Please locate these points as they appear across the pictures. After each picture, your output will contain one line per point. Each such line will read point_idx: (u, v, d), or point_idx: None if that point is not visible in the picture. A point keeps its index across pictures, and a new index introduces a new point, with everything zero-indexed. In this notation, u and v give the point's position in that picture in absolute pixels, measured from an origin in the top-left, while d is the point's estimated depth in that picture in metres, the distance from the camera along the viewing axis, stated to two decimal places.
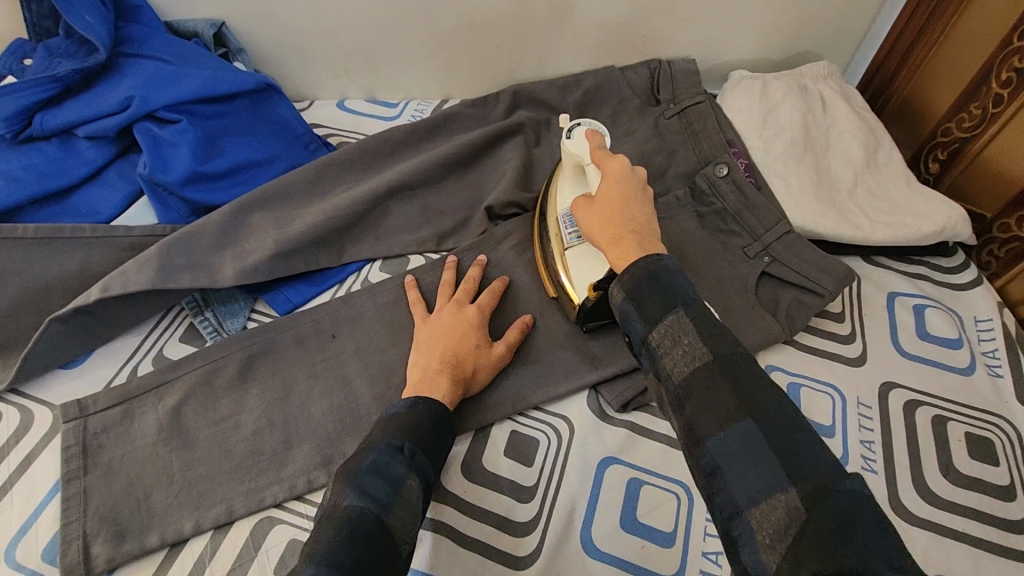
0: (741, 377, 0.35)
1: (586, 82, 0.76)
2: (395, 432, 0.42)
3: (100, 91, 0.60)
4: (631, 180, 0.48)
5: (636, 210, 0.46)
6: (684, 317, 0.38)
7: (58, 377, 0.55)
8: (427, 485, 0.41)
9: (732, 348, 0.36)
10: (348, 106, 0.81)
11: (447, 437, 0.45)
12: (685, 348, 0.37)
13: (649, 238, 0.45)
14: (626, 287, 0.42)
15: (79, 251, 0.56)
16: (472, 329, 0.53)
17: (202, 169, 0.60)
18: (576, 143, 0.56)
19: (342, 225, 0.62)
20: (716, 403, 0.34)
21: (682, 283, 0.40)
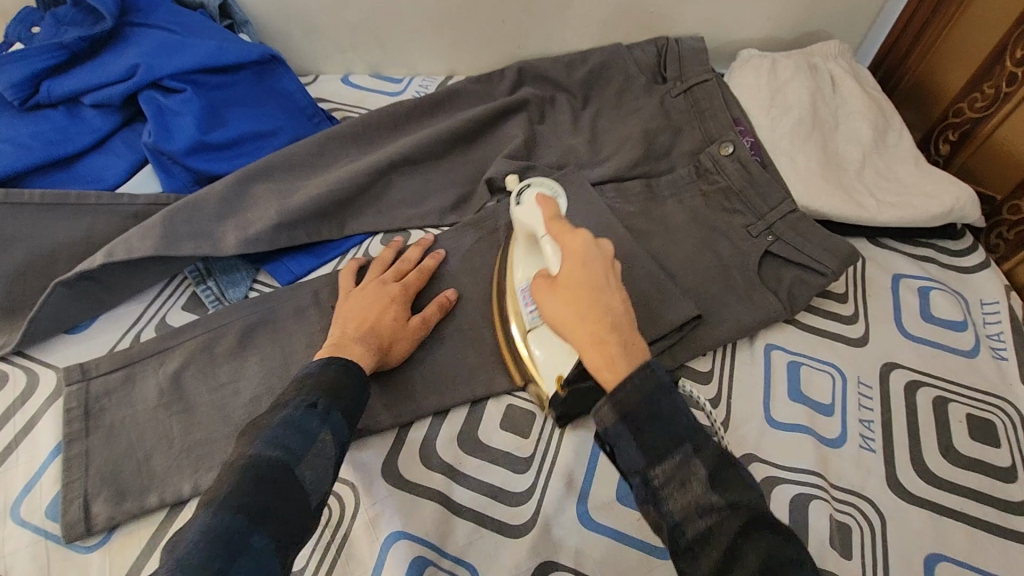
0: (765, 524, 0.33)
1: (592, 60, 0.76)
2: (309, 388, 0.42)
3: (107, 60, 0.61)
4: (597, 255, 0.42)
5: (610, 296, 0.40)
6: (698, 461, 0.36)
7: (62, 342, 0.56)
8: (343, 440, 0.41)
9: (742, 484, 0.35)
10: (352, 81, 0.81)
11: (364, 394, 0.45)
12: (698, 493, 0.35)
13: (630, 340, 0.39)
14: (618, 411, 0.37)
15: (84, 218, 0.56)
16: (393, 303, 0.54)
17: (206, 139, 0.60)
18: (525, 209, 0.50)
19: (344, 197, 0.62)
20: (740, 563, 0.32)
21: (686, 411, 0.37)
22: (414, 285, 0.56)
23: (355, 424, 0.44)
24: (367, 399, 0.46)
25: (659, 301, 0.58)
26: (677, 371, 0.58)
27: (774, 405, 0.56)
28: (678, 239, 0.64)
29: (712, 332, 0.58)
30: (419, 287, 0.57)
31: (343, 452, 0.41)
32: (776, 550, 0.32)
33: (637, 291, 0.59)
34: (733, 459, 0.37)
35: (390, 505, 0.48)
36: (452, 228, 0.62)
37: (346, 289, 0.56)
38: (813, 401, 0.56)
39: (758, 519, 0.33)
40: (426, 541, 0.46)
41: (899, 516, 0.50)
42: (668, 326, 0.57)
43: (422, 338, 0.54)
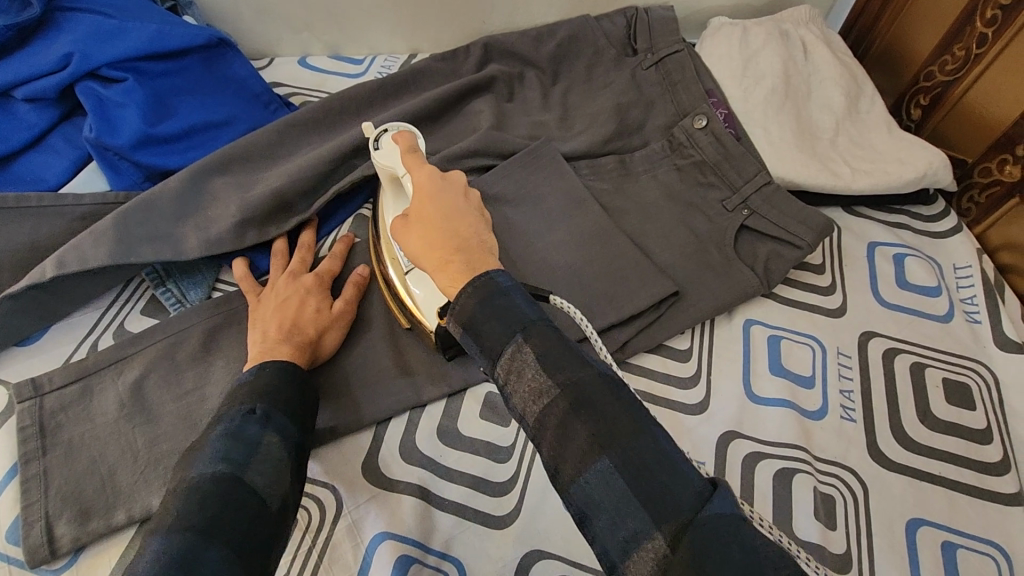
0: (595, 402, 0.31)
1: (560, 33, 0.73)
2: (247, 396, 0.41)
3: (39, 49, 0.56)
4: (447, 187, 0.44)
5: (455, 219, 0.41)
6: (528, 348, 0.34)
7: (12, 355, 0.52)
8: (295, 441, 0.40)
9: (576, 361, 0.33)
10: (310, 63, 0.77)
11: (310, 395, 0.44)
12: (529, 379, 0.33)
13: (481, 256, 0.39)
14: (460, 316, 0.36)
15: (28, 223, 0.52)
16: (312, 293, 0.53)
17: (154, 131, 0.56)
18: (383, 154, 0.52)
19: (307, 188, 0.59)
20: (573, 439, 0.31)
21: (520, 304, 0.36)
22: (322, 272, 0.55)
23: (306, 426, 0.42)
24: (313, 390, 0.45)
25: (637, 281, 0.57)
26: (654, 350, 0.57)
27: (755, 380, 0.55)
28: (653, 217, 0.63)
29: (692, 309, 0.58)
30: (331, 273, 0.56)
31: (299, 454, 0.40)
32: (608, 425, 0.31)
33: (614, 272, 0.58)
34: (571, 341, 0.35)
35: (371, 505, 0.47)
36: None
37: (253, 294, 0.53)
38: (794, 374, 0.56)
39: (587, 394, 0.32)
40: (409, 540, 0.45)
41: (880, 484, 0.51)
42: (647, 304, 0.56)
43: (350, 321, 0.53)
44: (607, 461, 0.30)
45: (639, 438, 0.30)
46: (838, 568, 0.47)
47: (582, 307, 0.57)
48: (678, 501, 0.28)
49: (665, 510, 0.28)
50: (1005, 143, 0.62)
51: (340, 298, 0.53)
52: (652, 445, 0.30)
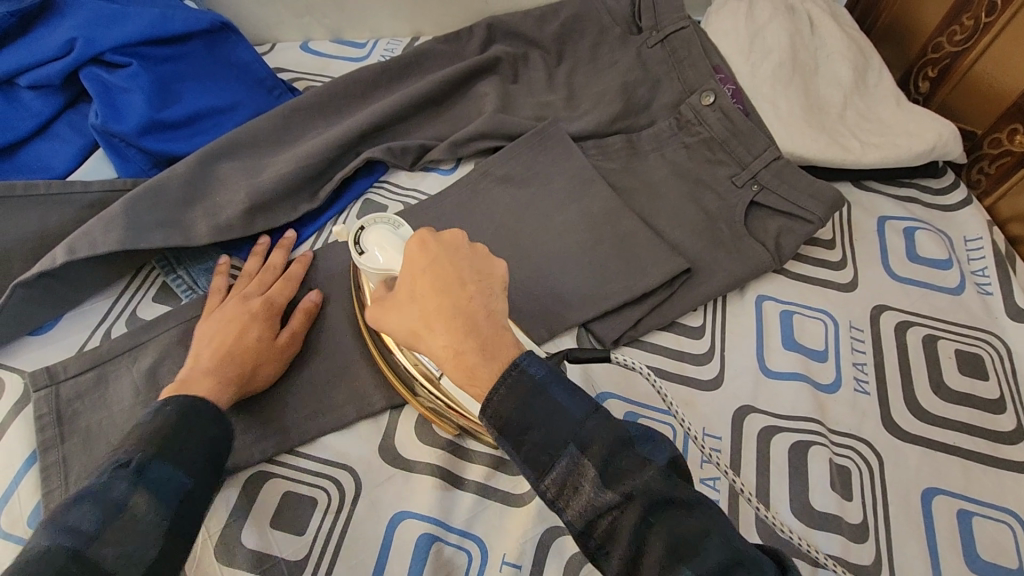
0: (665, 507, 0.31)
1: (564, 12, 0.73)
2: (132, 442, 0.37)
3: (41, 35, 0.55)
4: (447, 253, 0.41)
5: (458, 293, 0.38)
6: (586, 460, 0.33)
7: (27, 344, 0.52)
8: (180, 494, 0.36)
9: (636, 461, 0.33)
10: (312, 48, 0.76)
11: (216, 436, 0.40)
12: (590, 495, 0.32)
13: (492, 343, 0.37)
14: (496, 424, 0.34)
15: (35, 210, 0.52)
16: (254, 321, 0.49)
17: (160, 117, 0.56)
18: (372, 258, 0.45)
19: (315, 172, 0.59)
20: (651, 552, 0.31)
21: (564, 405, 0.34)
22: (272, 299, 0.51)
23: (207, 468, 0.38)
24: (227, 425, 0.41)
25: (647, 259, 0.57)
26: (667, 328, 0.57)
27: (768, 355, 0.55)
28: (662, 195, 0.63)
29: (703, 285, 0.58)
30: (284, 296, 0.52)
31: (183, 512, 0.35)
32: (682, 529, 0.31)
33: (625, 251, 0.58)
34: (624, 433, 0.35)
35: (390, 485, 0.47)
36: (430, 206, 0.62)
37: (207, 312, 0.51)
38: (807, 348, 0.56)
39: (657, 503, 0.31)
40: (429, 518, 0.45)
41: (894, 454, 0.51)
42: (658, 281, 0.56)
43: (290, 357, 0.50)
44: (689, 572, 0.29)
45: (712, 532, 0.31)
46: (855, 538, 0.47)
47: (593, 287, 0.57)
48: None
49: None
50: (1015, 113, 0.61)
51: (284, 329, 0.50)
52: (722, 527, 0.32)
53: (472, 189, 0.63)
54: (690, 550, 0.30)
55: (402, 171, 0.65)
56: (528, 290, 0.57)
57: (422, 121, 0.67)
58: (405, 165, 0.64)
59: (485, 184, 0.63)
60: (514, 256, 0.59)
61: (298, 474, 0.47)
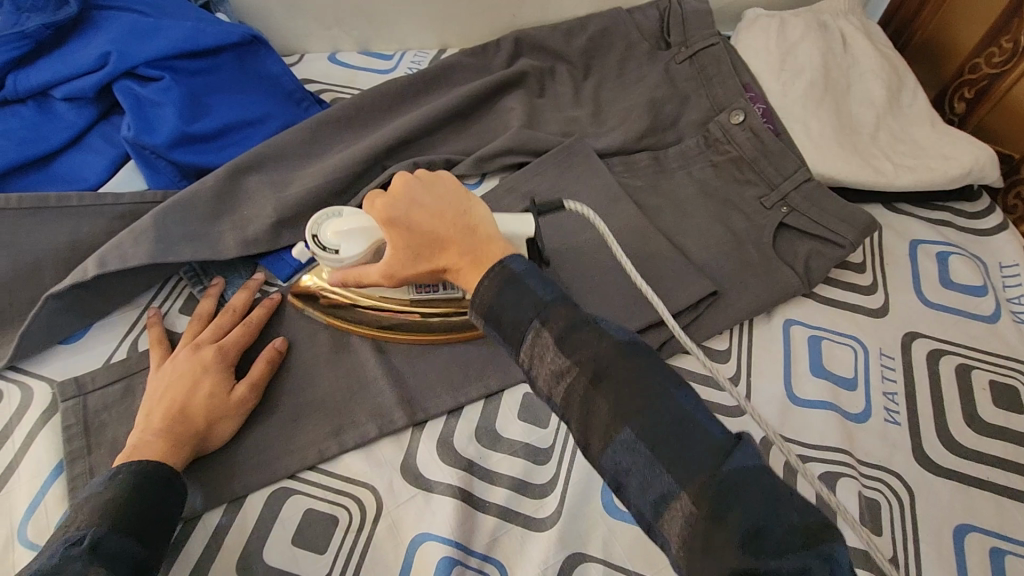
0: (617, 373, 0.35)
1: (592, 26, 0.72)
2: (81, 521, 0.38)
3: (76, 47, 0.55)
4: (430, 182, 0.45)
5: (437, 219, 0.43)
6: (547, 332, 0.37)
7: (57, 352, 0.52)
8: (132, 566, 0.38)
9: (594, 335, 0.37)
10: (340, 59, 0.76)
11: (167, 504, 0.42)
12: (553, 362, 0.37)
13: (481, 248, 0.42)
14: (483, 311, 0.40)
15: (69, 222, 0.53)
16: (206, 375, 0.48)
17: (191, 130, 0.56)
18: (349, 247, 0.48)
19: (341, 187, 0.60)
20: (598, 411, 0.35)
21: (533, 289, 0.39)
22: (229, 348, 0.50)
23: (153, 539, 0.40)
24: (180, 489, 0.43)
25: (673, 281, 0.57)
26: (693, 351, 0.56)
27: (796, 381, 0.54)
28: (688, 214, 0.62)
29: (729, 308, 0.57)
30: (237, 344, 0.51)
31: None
32: (626, 396, 0.34)
33: (650, 272, 0.58)
34: (587, 316, 0.38)
35: (411, 505, 0.47)
36: None
37: (156, 365, 0.50)
38: (836, 375, 0.55)
39: (605, 370, 0.35)
40: (452, 541, 0.45)
41: (926, 488, 0.50)
42: (684, 304, 0.56)
43: (249, 409, 0.49)
44: (629, 431, 0.33)
45: (655, 399, 0.34)
46: None
47: (617, 308, 0.56)
48: (698, 454, 0.32)
49: (683, 469, 0.32)
50: None
51: (243, 381, 0.49)
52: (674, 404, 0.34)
53: (496, 205, 0.63)
54: (629, 413, 0.34)
55: None
56: None
57: (448, 135, 0.67)
58: None
59: (510, 200, 0.63)
60: None
61: (321, 492, 0.47)
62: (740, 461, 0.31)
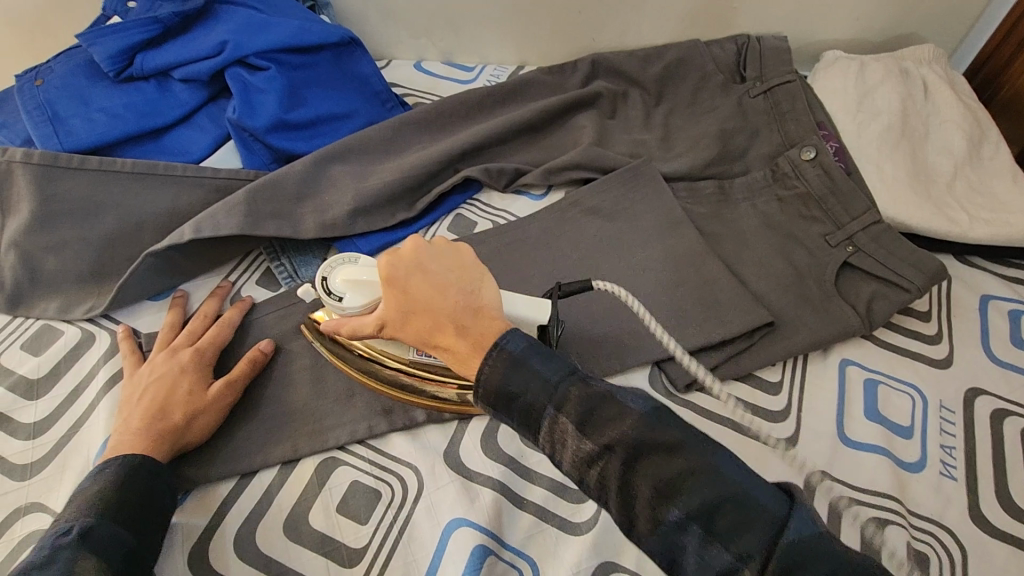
0: (646, 453, 0.35)
1: (668, 55, 0.74)
2: (71, 513, 0.41)
3: (198, 35, 0.61)
4: (434, 251, 0.46)
5: (442, 299, 0.43)
6: (562, 418, 0.38)
7: (145, 307, 0.57)
8: (123, 553, 0.40)
9: (616, 412, 0.37)
10: (425, 67, 0.80)
11: (157, 498, 0.44)
12: (575, 446, 0.37)
13: (479, 329, 0.42)
14: (489, 399, 0.41)
15: (172, 188, 0.57)
16: (183, 375, 0.49)
17: (288, 118, 0.61)
18: (352, 298, 0.48)
19: (415, 184, 0.63)
20: (638, 493, 0.35)
21: (539, 371, 0.39)
22: (203, 350, 0.52)
23: (146, 527, 0.42)
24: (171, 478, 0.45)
25: (729, 307, 0.57)
26: (743, 379, 0.56)
27: (848, 422, 0.53)
28: (749, 245, 0.62)
29: (785, 341, 0.56)
30: (214, 346, 0.53)
31: (124, 565, 0.39)
32: (666, 477, 0.34)
33: (704, 297, 0.58)
34: (599, 391, 0.38)
35: (451, 491, 0.48)
36: (516, 227, 0.64)
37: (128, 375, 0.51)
38: (891, 422, 0.53)
39: (637, 450, 0.35)
40: (486, 531, 0.45)
41: (980, 549, 0.47)
42: (738, 331, 0.56)
43: (226, 404, 0.50)
44: (675, 511, 0.34)
45: (697, 477, 0.34)
46: None
47: (670, 329, 0.57)
48: (749, 528, 0.32)
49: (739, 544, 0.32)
50: None
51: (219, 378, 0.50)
52: (710, 473, 0.34)
53: (560, 217, 0.65)
54: (672, 491, 0.34)
55: (495, 193, 0.68)
56: (604, 323, 0.58)
57: (519, 145, 0.70)
58: (499, 186, 0.67)
59: (573, 212, 0.65)
60: (595, 288, 0.60)
61: (367, 467, 0.49)
62: (798, 530, 0.32)
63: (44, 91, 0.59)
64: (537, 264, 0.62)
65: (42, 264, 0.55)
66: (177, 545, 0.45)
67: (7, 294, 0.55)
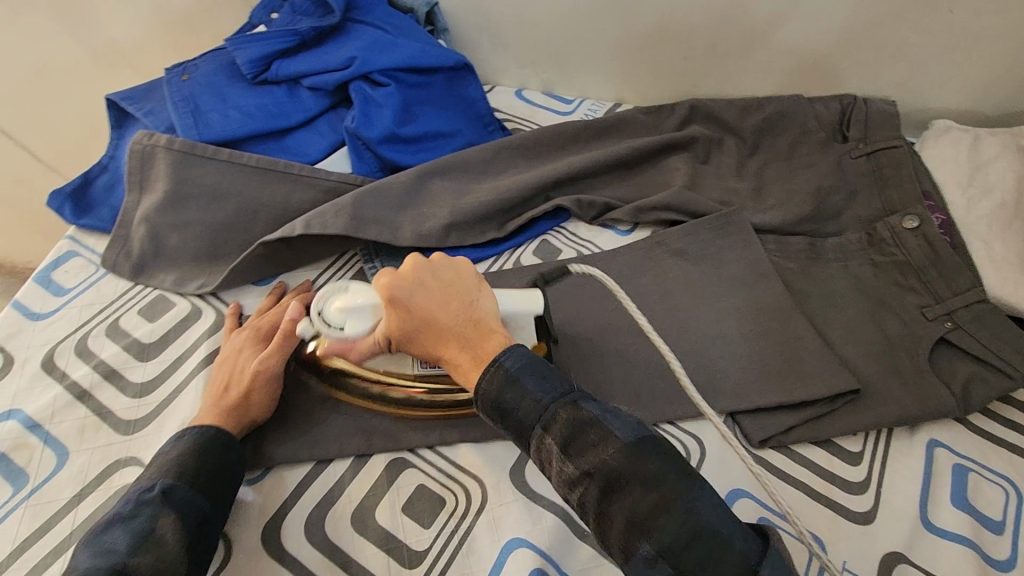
0: (626, 483, 0.36)
1: (770, 107, 0.74)
2: (155, 471, 0.44)
3: (330, 49, 0.66)
4: (432, 267, 0.46)
5: (439, 317, 0.44)
6: (549, 437, 0.39)
7: (248, 291, 0.61)
8: (198, 516, 0.43)
9: (602, 437, 0.38)
10: (525, 96, 0.83)
11: (227, 467, 0.46)
12: (558, 466, 0.38)
13: (478, 345, 0.43)
14: (481, 411, 0.42)
15: (287, 185, 0.62)
16: (242, 353, 0.53)
17: (399, 132, 0.64)
18: (354, 326, 0.48)
19: (508, 206, 0.65)
20: (613, 522, 0.36)
21: (532, 391, 0.40)
22: (261, 327, 0.55)
23: (218, 495, 0.45)
24: (241, 453, 0.48)
25: (813, 367, 0.56)
26: (820, 444, 0.54)
27: (931, 506, 0.50)
28: (838, 306, 0.61)
29: (870, 411, 0.54)
30: (274, 325, 0.55)
31: (199, 528, 0.42)
32: (643, 510, 0.35)
33: (787, 354, 0.57)
34: (590, 413, 0.39)
35: (514, 509, 0.48)
36: (601, 258, 0.65)
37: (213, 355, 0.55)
38: (980, 513, 0.50)
39: (616, 479, 0.36)
40: (545, 555, 0.46)
41: None
42: (820, 393, 0.54)
43: (277, 375, 0.52)
44: (647, 546, 0.34)
45: (675, 512, 0.35)
46: None
47: (748, 381, 0.56)
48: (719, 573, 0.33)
49: None
50: None
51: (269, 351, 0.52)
52: (687, 514, 0.35)
53: (645, 254, 0.65)
54: (647, 525, 0.35)
55: (581, 223, 0.69)
56: (681, 365, 0.57)
57: (610, 180, 0.71)
58: (587, 217, 0.68)
59: (658, 251, 0.65)
60: (672, 329, 0.60)
61: (434, 473, 0.51)
62: None
63: (189, 85, 0.64)
64: (617, 297, 0.62)
65: (165, 241, 0.60)
66: (254, 518, 0.48)
67: (131, 264, 0.60)
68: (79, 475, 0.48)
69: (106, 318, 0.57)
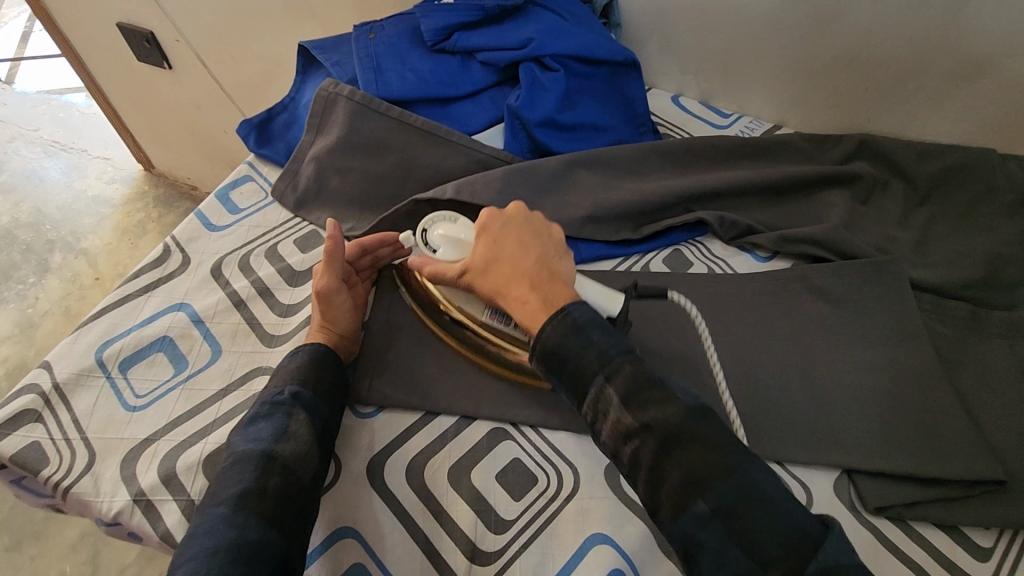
0: (684, 441, 0.38)
1: (957, 155, 0.68)
2: (283, 379, 0.50)
3: (509, 28, 0.68)
4: (531, 220, 0.52)
5: (526, 259, 0.48)
6: (609, 389, 0.41)
7: None
8: (324, 418, 0.48)
9: (663, 397, 0.40)
10: (681, 103, 0.82)
11: (337, 380, 0.51)
12: (615, 419, 0.41)
13: (552, 290, 0.47)
14: (544, 358, 0.44)
15: (443, 151, 0.64)
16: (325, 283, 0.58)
17: (557, 118, 0.66)
18: (445, 252, 0.54)
19: (648, 209, 0.65)
20: (669, 481, 0.38)
21: (598, 343, 0.43)
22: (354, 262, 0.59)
23: (335, 403, 0.50)
24: (345, 374, 0.53)
25: (953, 445, 0.51)
26: (945, 528, 0.49)
27: None
28: (995, 388, 0.55)
29: (1013, 508, 0.49)
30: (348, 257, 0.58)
31: (326, 429, 0.48)
32: (698, 468, 0.37)
33: (925, 423, 0.52)
34: (649, 373, 0.41)
35: (605, 507, 0.49)
36: (734, 279, 0.63)
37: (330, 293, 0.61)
38: None
39: (674, 434, 0.39)
40: (628, 559, 0.46)
41: None
42: (957, 475, 0.49)
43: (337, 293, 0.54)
44: (701, 503, 0.37)
45: (735, 479, 0.37)
46: None
47: (875, 441, 0.52)
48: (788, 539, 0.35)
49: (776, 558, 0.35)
50: None
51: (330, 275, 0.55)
52: (748, 480, 0.37)
53: (781, 285, 0.62)
54: (703, 482, 0.37)
55: (718, 241, 0.67)
56: (801, 408, 0.54)
57: (758, 201, 0.68)
58: (724, 237, 0.66)
59: (797, 285, 0.62)
60: (798, 369, 0.57)
61: (532, 451, 0.52)
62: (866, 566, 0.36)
63: (375, 44, 0.69)
64: (743, 322, 0.60)
65: (328, 181, 0.65)
66: (361, 451, 0.51)
67: (296, 196, 0.66)
68: (227, 372, 0.54)
69: (267, 242, 0.63)
